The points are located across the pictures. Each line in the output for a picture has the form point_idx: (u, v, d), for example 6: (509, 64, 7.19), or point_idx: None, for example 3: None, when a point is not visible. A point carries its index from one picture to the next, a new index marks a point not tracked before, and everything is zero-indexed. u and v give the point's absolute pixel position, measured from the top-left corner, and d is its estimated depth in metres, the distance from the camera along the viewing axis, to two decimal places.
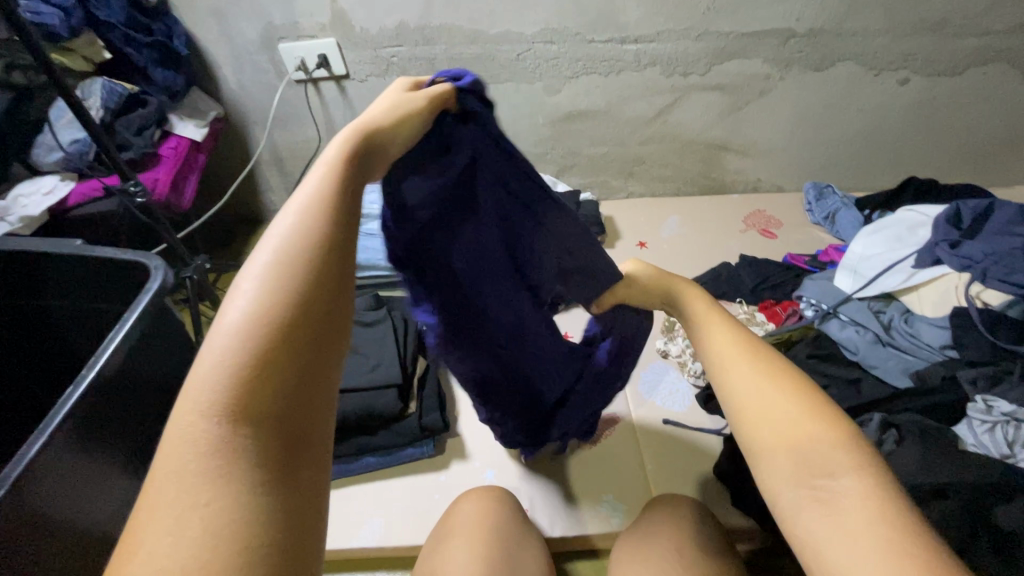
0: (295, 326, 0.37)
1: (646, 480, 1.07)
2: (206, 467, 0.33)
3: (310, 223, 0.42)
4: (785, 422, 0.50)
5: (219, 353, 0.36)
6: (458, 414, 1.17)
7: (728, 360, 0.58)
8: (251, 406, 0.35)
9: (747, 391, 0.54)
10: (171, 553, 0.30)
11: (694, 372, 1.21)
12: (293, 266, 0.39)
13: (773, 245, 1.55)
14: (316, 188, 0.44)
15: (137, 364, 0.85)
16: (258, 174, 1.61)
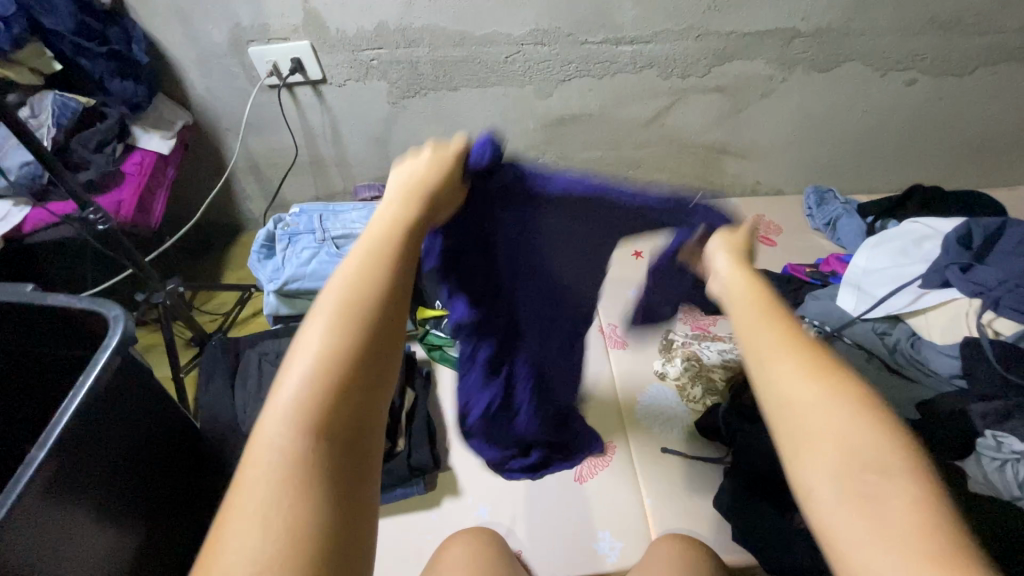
0: (366, 353, 0.43)
1: (644, 515, 1.03)
2: (287, 485, 0.38)
3: (380, 262, 0.48)
4: (825, 416, 0.44)
5: (296, 384, 0.41)
6: (449, 444, 1.13)
7: (758, 338, 0.50)
8: (324, 429, 0.40)
9: (785, 379, 0.47)
10: (265, 552, 0.36)
11: (693, 397, 1.18)
12: (359, 311, 0.44)
13: (773, 254, 1.50)
14: (379, 231, 0.51)
15: (109, 425, 0.78)
16: (233, 182, 1.52)
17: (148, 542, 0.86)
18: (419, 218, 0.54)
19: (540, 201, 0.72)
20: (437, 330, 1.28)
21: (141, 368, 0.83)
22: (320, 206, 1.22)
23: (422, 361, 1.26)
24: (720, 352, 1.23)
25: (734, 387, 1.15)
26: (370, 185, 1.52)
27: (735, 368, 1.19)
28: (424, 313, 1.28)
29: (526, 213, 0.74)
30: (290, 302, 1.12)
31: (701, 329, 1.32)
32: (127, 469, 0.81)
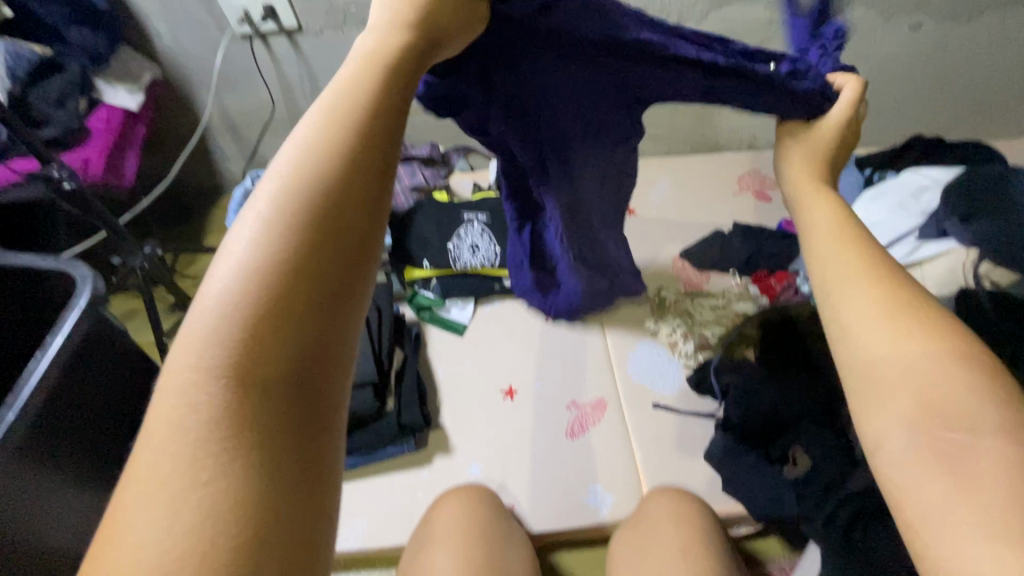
0: (304, 282, 0.37)
1: (635, 469, 1.04)
2: (220, 414, 0.35)
3: (323, 165, 0.39)
4: (909, 369, 0.47)
5: (220, 300, 0.36)
6: (440, 403, 1.12)
7: (847, 283, 0.53)
8: (261, 358, 0.36)
9: (865, 325, 0.50)
10: (169, 519, 0.32)
11: (684, 353, 1.17)
12: (294, 232, 0.37)
13: (768, 210, 1.47)
14: (329, 124, 0.41)
15: (86, 388, 0.76)
16: (210, 142, 1.45)
17: None
18: (389, 107, 0.44)
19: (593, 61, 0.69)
20: (427, 290, 1.26)
21: (116, 331, 0.81)
22: None
23: (411, 322, 1.24)
24: (712, 308, 1.23)
25: (727, 342, 1.14)
26: None
27: (727, 325, 1.19)
28: (412, 273, 1.25)
29: (574, 76, 0.70)
30: None
31: (694, 286, 1.30)
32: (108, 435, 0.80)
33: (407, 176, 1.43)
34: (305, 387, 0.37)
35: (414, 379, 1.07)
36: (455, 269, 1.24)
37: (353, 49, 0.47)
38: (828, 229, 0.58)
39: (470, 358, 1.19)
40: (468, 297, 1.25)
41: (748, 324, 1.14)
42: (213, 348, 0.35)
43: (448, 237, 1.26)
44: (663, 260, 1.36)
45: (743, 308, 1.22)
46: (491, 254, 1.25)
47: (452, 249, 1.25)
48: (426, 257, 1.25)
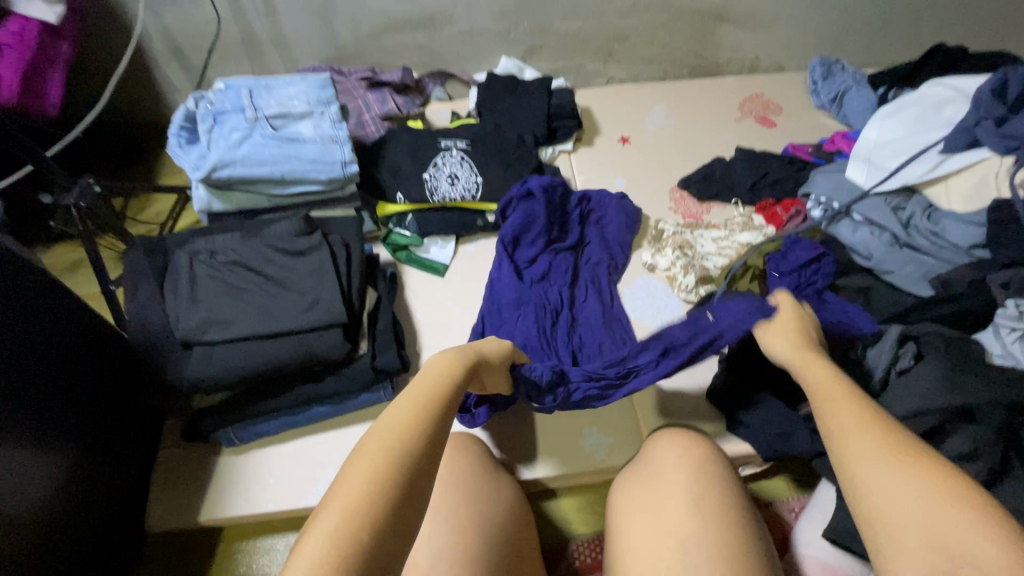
0: (400, 489, 0.47)
1: (634, 411, 0.96)
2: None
3: (419, 413, 0.54)
4: (908, 513, 0.47)
5: (348, 500, 0.45)
6: (421, 348, 1.03)
7: (851, 427, 0.54)
8: (369, 543, 0.44)
9: (870, 465, 0.51)
10: None
11: (685, 289, 1.07)
12: (394, 457, 0.49)
13: (772, 135, 1.36)
14: (418, 392, 0.57)
15: (10, 321, 0.68)
16: (153, 69, 1.29)
17: (83, 463, 0.78)
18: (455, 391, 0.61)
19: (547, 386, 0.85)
20: (402, 228, 1.14)
21: (32, 264, 0.72)
22: (247, 80, 1.02)
23: (387, 263, 1.13)
24: (715, 239, 1.12)
25: (728, 276, 1.04)
26: (315, 66, 1.32)
27: (731, 256, 1.09)
28: (385, 209, 1.14)
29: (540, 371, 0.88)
30: (225, 196, 0.97)
31: (693, 217, 1.20)
32: (28, 381, 0.70)
33: (377, 103, 1.28)
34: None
35: (390, 320, 0.95)
36: (432, 203, 1.13)
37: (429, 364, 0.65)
38: (819, 378, 0.62)
39: (453, 301, 1.10)
40: (448, 235, 1.15)
41: (753, 257, 1.03)
42: (352, 500, 0.45)
43: (424, 168, 1.13)
44: (660, 191, 1.25)
45: (749, 237, 1.11)
46: (472, 185, 1.13)
47: (429, 180, 1.12)
48: (400, 191, 1.12)
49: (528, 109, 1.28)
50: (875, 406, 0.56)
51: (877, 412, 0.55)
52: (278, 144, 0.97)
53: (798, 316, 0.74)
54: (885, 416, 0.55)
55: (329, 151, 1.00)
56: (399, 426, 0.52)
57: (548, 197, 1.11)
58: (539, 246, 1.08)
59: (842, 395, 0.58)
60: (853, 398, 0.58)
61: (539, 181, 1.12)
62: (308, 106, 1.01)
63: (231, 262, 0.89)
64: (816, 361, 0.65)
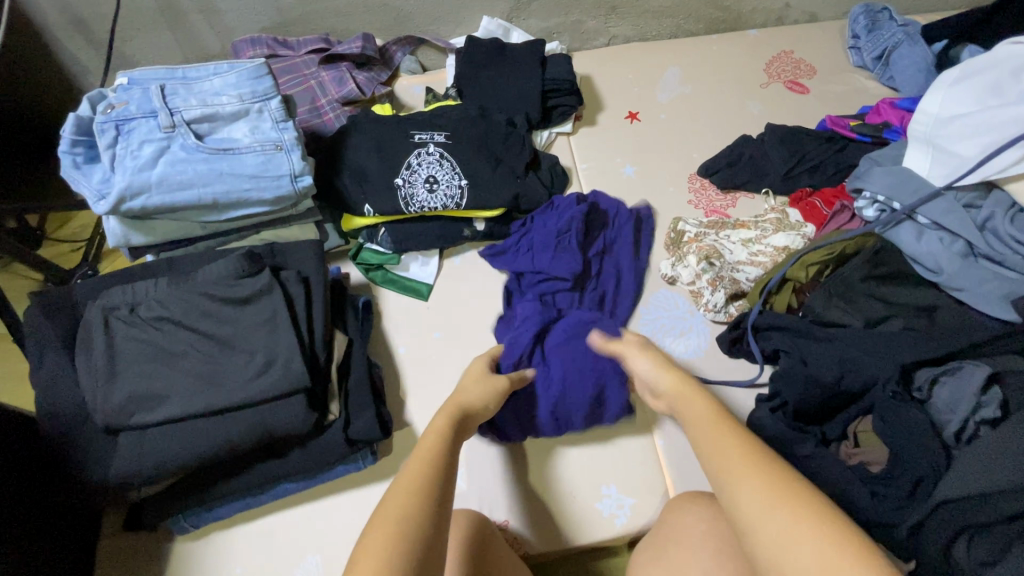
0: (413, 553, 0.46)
1: (658, 462, 0.83)
2: None
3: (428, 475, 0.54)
4: (797, 547, 0.45)
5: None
6: (405, 392, 0.88)
7: (727, 464, 0.54)
8: None
9: (751, 503, 0.49)
10: None
11: (714, 307, 0.91)
12: (408, 518, 0.49)
13: (805, 104, 1.16)
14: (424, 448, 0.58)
15: None
16: (52, 45, 1.04)
17: None
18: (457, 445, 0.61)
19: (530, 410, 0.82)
20: (374, 244, 0.95)
21: None
22: (159, 72, 0.79)
23: (359, 286, 0.96)
24: (744, 243, 0.95)
25: (765, 292, 0.89)
26: (257, 37, 1.08)
27: (765, 265, 0.93)
28: (352, 222, 0.95)
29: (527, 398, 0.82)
30: (146, 227, 0.77)
31: (716, 213, 1.03)
32: None
33: (334, 85, 1.06)
34: None
35: (365, 371, 0.79)
36: (409, 214, 0.93)
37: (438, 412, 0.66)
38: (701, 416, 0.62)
39: (441, 330, 0.93)
40: (431, 249, 0.97)
41: (793, 269, 0.88)
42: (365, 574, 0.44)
43: (394, 170, 0.93)
44: (676, 181, 1.07)
45: (784, 240, 0.94)
46: (455, 190, 0.93)
47: (403, 187, 0.92)
48: (368, 202, 0.92)
49: (518, 85, 1.06)
50: (756, 443, 0.56)
51: (756, 451, 0.55)
52: (206, 158, 0.76)
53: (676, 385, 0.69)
54: (765, 453, 0.55)
55: (272, 162, 0.79)
56: (408, 490, 0.52)
57: (552, 240, 0.92)
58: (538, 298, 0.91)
59: (724, 433, 0.58)
60: (732, 434, 0.57)
61: (541, 227, 0.95)
62: (241, 103, 0.79)
63: (156, 319, 0.71)
64: (698, 398, 0.66)
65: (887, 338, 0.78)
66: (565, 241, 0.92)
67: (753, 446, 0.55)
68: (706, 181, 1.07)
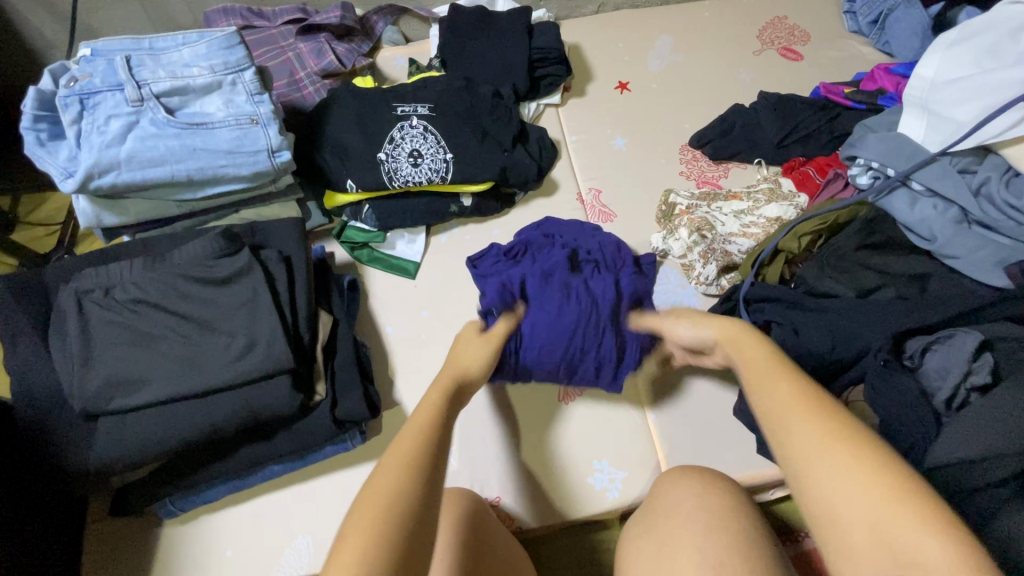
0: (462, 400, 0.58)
1: (650, 438, 0.83)
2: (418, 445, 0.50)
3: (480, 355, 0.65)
4: (853, 496, 0.43)
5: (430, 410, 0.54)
6: (394, 371, 0.87)
7: (769, 399, 0.50)
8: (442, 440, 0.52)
9: (803, 443, 0.46)
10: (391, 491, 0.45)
11: (706, 280, 0.89)
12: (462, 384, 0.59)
13: (798, 71, 1.13)
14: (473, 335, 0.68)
15: None
16: (16, 20, 1.00)
17: None
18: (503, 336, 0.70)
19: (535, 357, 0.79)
20: (358, 221, 0.93)
21: None
22: (124, 43, 0.75)
23: (344, 265, 0.94)
24: (736, 215, 0.94)
25: (756, 264, 0.87)
26: (231, 7, 1.03)
27: (757, 237, 0.91)
28: (334, 200, 0.92)
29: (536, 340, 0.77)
30: (117, 207, 0.74)
31: (708, 184, 1.01)
32: None
33: (313, 56, 1.02)
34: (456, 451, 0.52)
35: (351, 351, 0.78)
36: (393, 190, 0.90)
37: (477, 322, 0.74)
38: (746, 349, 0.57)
39: (429, 309, 0.91)
40: (417, 226, 0.95)
41: (785, 240, 0.86)
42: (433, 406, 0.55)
43: (377, 144, 0.89)
44: (667, 152, 1.05)
45: (777, 211, 0.93)
46: (440, 164, 0.90)
47: (386, 162, 0.89)
48: (350, 177, 0.88)
49: (503, 55, 1.03)
50: (801, 374, 0.52)
51: (805, 383, 0.51)
52: (178, 133, 0.73)
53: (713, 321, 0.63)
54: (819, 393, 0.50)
55: (248, 136, 0.76)
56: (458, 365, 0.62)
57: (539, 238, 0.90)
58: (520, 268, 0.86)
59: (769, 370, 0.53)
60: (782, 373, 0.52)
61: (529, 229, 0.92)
62: (212, 74, 0.76)
63: (132, 302, 0.69)
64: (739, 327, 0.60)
65: (879, 307, 0.77)
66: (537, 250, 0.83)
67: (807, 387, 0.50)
68: (697, 151, 1.05)
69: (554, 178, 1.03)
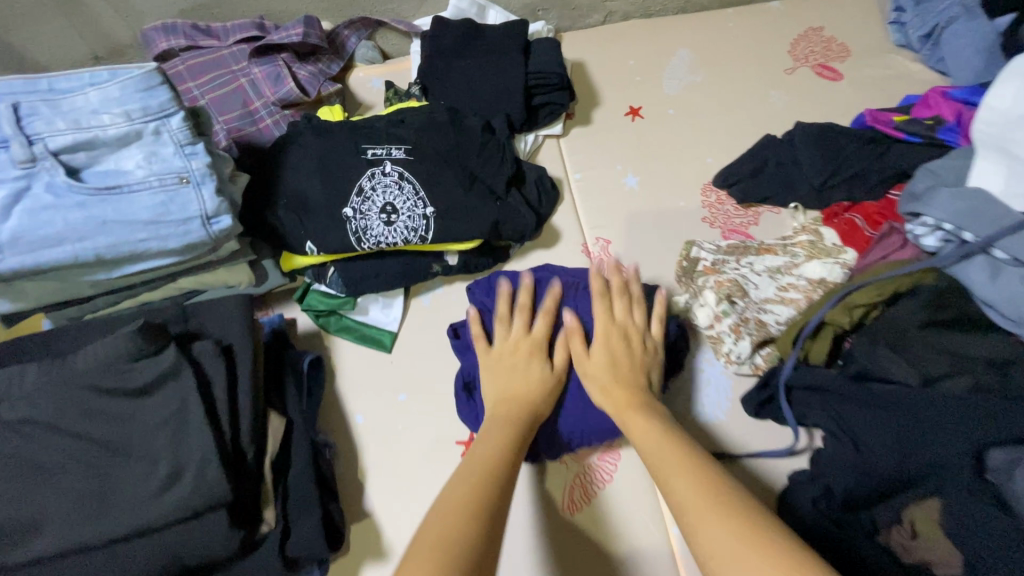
0: (517, 453, 0.60)
1: (672, 558, 0.69)
2: (471, 490, 0.52)
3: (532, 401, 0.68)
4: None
5: (479, 459, 0.57)
6: (365, 471, 0.73)
7: (683, 499, 0.51)
8: (496, 486, 0.54)
9: (720, 537, 0.45)
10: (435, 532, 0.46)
11: (738, 359, 0.75)
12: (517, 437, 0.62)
13: (838, 93, 0.97)
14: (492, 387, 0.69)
15: None
16: None
17: None
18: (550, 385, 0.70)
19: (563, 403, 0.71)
20: (323, 285, 0.79)
21: None
22: (15, 84, 0.59)
23: (308, 335, 0.80)
24: (771, 274, 0.80)
25: (799, 338, 0.73)
26: (173, 25, 0.88)
27: (797, 304, 0.77)
28: (292, 262, 0.77)
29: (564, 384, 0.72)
30: (9, 291, 0.60)
31: (735, 234, 0.86)
32: None
33: (270, 83, 0.87)
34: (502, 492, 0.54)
35: (310, 462, 0.64)
36: (362, 252, 0.75)
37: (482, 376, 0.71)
38: (654, 445, 0.59)
39: (407, 392, 0.77)
40: (393, 289, 0.80)
41: (833, 311, 0.72)
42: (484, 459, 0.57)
43: (342, 196, 0.75)
44: (687, 193, 0.90)
45: (819, 270, 0.78)
46: (418, 221, 0.75)
47: (353, 220, 0.74)
48: (310, 239, 0.74)
49: (495, 79, 0.87)
50: (713, 471, 0.53)
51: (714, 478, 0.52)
52: (82, 200, 0.58)
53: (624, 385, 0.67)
54: (734, 496, 0.49)
55: (174, 200, 0.61)
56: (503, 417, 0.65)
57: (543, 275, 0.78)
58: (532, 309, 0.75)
59: (688, 478, 0.53)
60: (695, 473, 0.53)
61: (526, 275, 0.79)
62: (127, 121, 0.60)
63: (22, 422, 0.54)
64: (642, 420, 0.63)
65: (953, 403, 0.62)
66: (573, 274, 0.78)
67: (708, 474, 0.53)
68: (721, 192, 0.90)
69: (556, 226, 0.88)
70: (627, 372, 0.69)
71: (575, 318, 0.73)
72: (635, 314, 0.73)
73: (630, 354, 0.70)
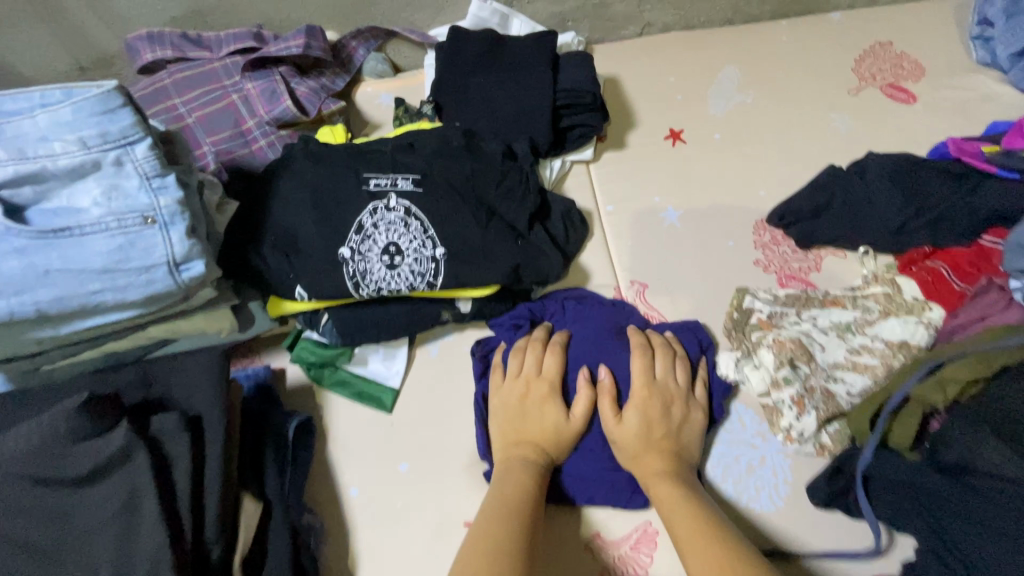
0: (531, 502, 0.56)
1: None
2: (481, 555, 0.49)
3: (558, 441, 0.62)
4: None
5: (490, 512, 0.54)
6: (357, 557, 0.62)
7: None
8: (508, 542, 0.51)
9: None
10: None
11: (800, 437, 0.64)
12: (533, 483, 0.58)
13: (914, 118, 0.84)
14: (515, 418, 0.62)
15: None
16: None
17: None
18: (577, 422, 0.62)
19: (588, 480, 0.63)
20: (316, 332, 0.68)
21: None
22: None
23: (298, 388, 0.69)
24: (840, 332, 0.68)
25: (879, 417, 0.61)
26: (160, 33, 0.79)
27: (875, 373, 0.65)
28: (279, 308, 0.66)
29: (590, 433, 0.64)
30: None
31: (791, 281, 0.75)
32: None
33: (265, 100, 0.77)
34: (517, 552, 0.50)
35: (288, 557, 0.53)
36: (360, 298, 0.65)
37: (501, 400, 0.64)
38: (680, 514, 0.54)
39: (408, 462, 0.66)
40: (396, 339, 0.69)
41: (923, 388, 0.60)
42: (497, 509, 0.54)
43: (339, 234, 0.64)
44: (738, 230, 0.78)
45: (899, 330, 0.66)
46: (426, 264, 0.65)
47: (350, 262, 0.64)
48: (300, 283, 0.64)
49: (520, 97, 0.77)
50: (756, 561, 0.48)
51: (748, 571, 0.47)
52: (22, 246, 0.48)
53: (661, 438, 0.61)
54: None
55: (136, 245, 0.51)
56: (522, 451, 0.61)
57: (575, 312, 0.71)
58: (559, 346, 0.66)
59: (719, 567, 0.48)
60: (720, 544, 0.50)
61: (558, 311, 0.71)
62: (81, 150, 0.50)
63: None
64: (678, 487, 0.57)
65: None
66: (593, 312, 0.69)
67: (734, 548, 0.50)
68: (777, 230, 0.78)
69: (584, 266, 0.76)
70: (661, 436, 0.61)
71: (610, 376, 0.64)
72: (677, 375, 0.64)
73: (668, 420, 0.62)
